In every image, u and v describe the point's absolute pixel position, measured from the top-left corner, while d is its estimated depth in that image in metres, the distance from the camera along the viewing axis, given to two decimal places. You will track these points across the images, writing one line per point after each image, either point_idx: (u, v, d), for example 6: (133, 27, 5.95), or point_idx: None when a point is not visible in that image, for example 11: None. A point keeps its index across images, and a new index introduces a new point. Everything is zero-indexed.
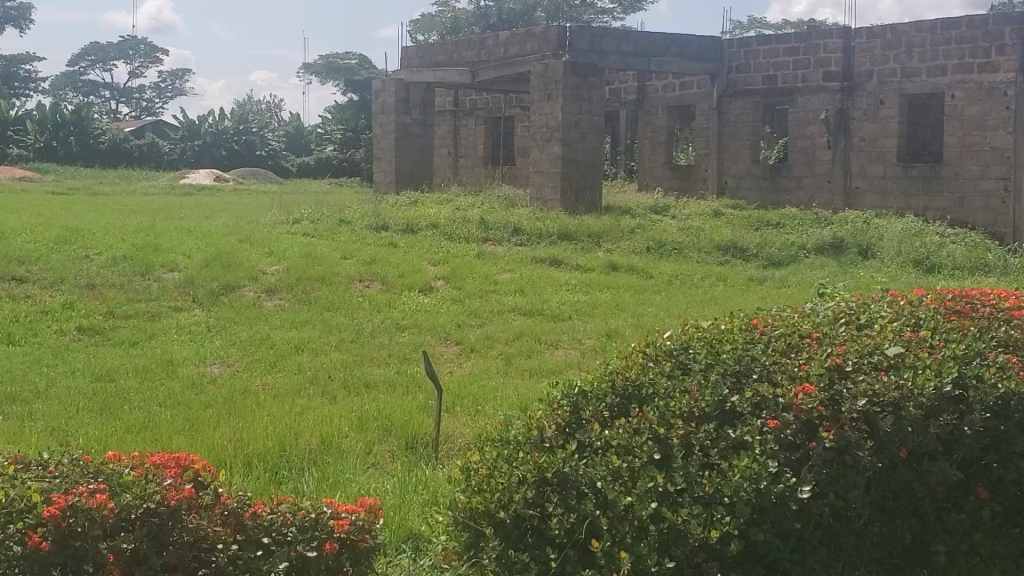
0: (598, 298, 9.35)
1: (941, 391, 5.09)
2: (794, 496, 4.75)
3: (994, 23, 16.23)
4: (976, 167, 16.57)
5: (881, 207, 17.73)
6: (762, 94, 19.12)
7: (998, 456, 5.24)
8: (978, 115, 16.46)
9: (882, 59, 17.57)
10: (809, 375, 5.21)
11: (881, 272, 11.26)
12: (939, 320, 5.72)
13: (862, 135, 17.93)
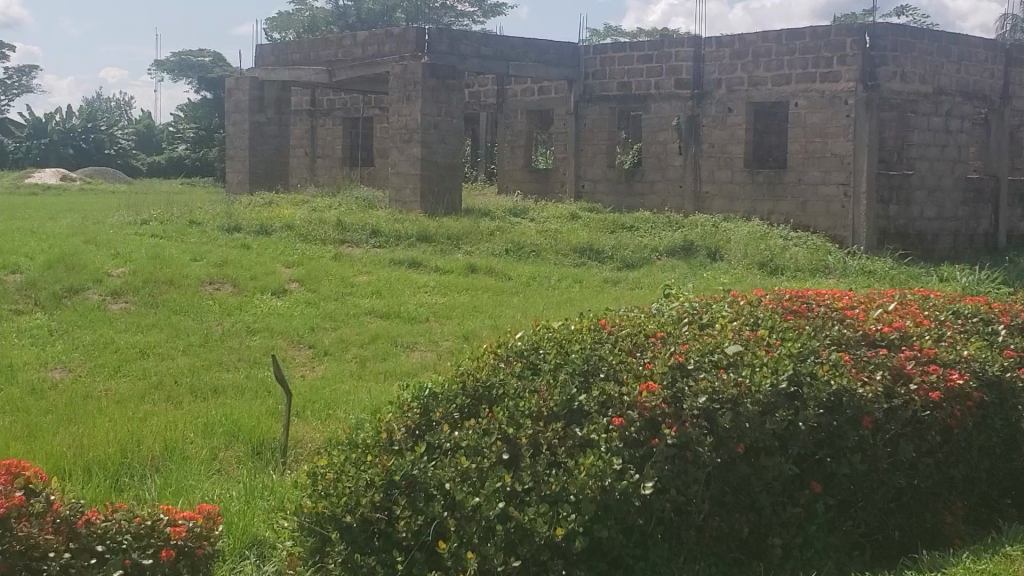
0: (455, 300, 9.41)
1: (777, 388, 5.29)
2: (636, 492, 4.84)
3: (836, 33, 15.56)
4: (817, 172, 15.89)
5: (729, 212, 16.95)
6: (617, 100, 18.14)
7: (831, 451, 5.32)
8: (820, 123, 15.82)
9: (731, 68, 16.85)
10: (653, 374, 5.34)
11: (728, 274, 11.62)
12: (776, 320, 5.91)
13: (711, 141, 17.14)
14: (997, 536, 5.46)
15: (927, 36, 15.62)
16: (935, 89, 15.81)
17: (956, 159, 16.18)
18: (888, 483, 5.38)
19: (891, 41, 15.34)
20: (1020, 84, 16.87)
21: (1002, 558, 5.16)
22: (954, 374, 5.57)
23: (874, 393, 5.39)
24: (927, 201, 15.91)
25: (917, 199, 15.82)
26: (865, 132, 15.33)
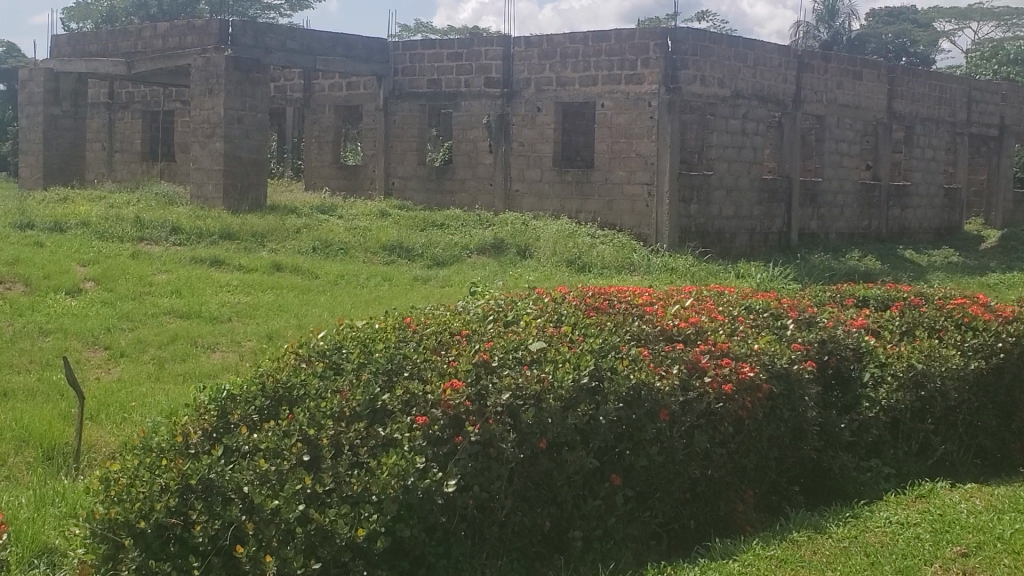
0: (259, 299, 9.21)
1: (578, 383, 5.37)
2: (440, 490, 4.82)
3: (640, 36, 15.55)
4: (622, 172, 15.82)
5: (538, 210, 16.61)
6: (427, 97, 17.51)
7: (630, 444, 5.42)
8: (625, 124, 15.74)
9: (539, 68, 16.51)
10: (458, 372, 5.34)
11: (536, 271, 11.74)
12: (579, 316, 6.02)
13: (520, 140, 16.74)
14: (786, 522, 5.66)
15: (725, 41, 15.91)
16: (733, 92, 16.07)
17: (753, 161, 16.52)
18: (684, 474, 5.52)
19: (692, 45, 15.52)
20: (812, 89, 17.35)
21: (789, 543, 5.38)
22: (745, 367, 5.73)
23: (671, 386, 5.52)
24: (726, 200, 16.22)
25: (716, 199, 16.08)
26: (669, 132, 15.42)
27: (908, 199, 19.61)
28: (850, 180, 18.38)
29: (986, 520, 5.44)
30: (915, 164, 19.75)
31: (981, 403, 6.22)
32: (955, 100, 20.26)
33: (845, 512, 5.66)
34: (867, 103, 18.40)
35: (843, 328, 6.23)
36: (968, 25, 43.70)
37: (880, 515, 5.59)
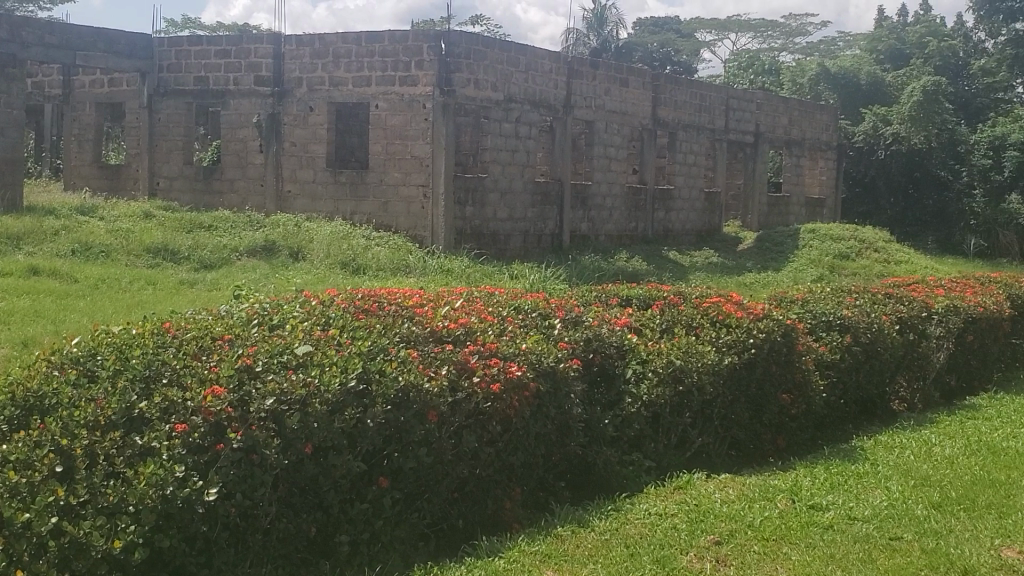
0: (11, 304, 8.70)
1: (345, 386, 5.15)
2: (200, 498, 4.48)
3: (414, 38, 15.15)
4: (397, 174, 15.39)
5: (311, 211, 15.94)
6: (193, 95, 16.63)
7: (398, 446, 5.26)
8: (399, 126, 15.33)
9: (311, 67, 15.87)
10: (219, 378, 5.01)
11: (310, 274, 11.58)
12: (347, 319, 5.93)
13: (293, 140, 16.04)
14: (551, 517, 5.77)
15: (498, 46, 15.84)
16: (506, 96, 16.06)
17: (526, 164, 16.60)
18: (452, 474, 5.46)
19: (465, 49, 15.30)
20: (581, 96, 17.73)
21: (553, 538, 5.48)
22: (513, 366, 5.71)
23: (440, 387, 5.41)
24: (501, 203, 16.20)
25: (491, 201, 16.03)
26: (443, 135, 15.11)
27: (672, 202, 20.46)
28: (617, 184, 18.86)
29: (738, 509, 5.71)
30: (679, 168, 20.59)
31: (734, 396, 6.36)
32: (714, 107, 21.24)
33: (607, 505, 5.82)
34: (632, 110, 19.01)
35: (608, 327, 6.33)
36: (727, 36, 46.43)
37: (640, 507, 5.78)
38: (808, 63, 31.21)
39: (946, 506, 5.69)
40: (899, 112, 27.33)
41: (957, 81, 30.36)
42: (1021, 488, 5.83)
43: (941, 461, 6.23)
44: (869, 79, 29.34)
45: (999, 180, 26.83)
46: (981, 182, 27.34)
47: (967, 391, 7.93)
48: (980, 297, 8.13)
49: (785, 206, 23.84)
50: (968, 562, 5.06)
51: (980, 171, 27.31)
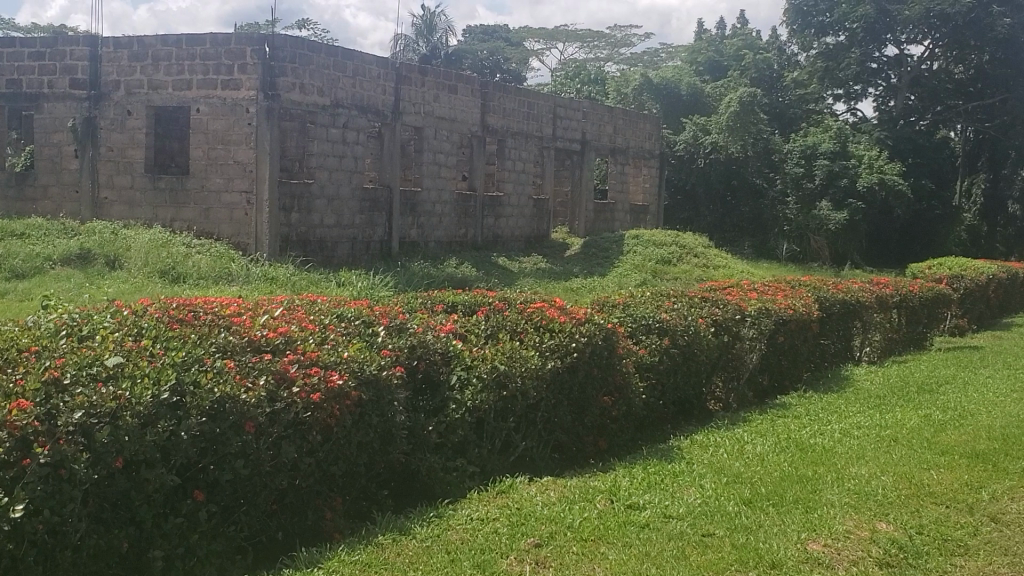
0: None
1: (159, 399, 4.70)
2: (5, 516, 4.00)
3: (236, 41, 14.84)
4: (220, 179, 15.01)
5: (129, 218, 15.44)
6: (5, 98, 15.94)
7: (214, 458, 4.90)
8: (221, 130, 14.95)
9: (129, 70, 15.37)
10: (24, 392, 4.46)
11: (127, 283, 11.23)
12: (161, 329, 5.75)
13: (110, 145, 15.49)
14: (372, 526, 5.66)
15: (325, 50, 15.61)
16: (333, 101, 15.88)
17: (354, 169, 16.48)
18: (271, 485, 5.16)
19: (290, 53, 15.07)
20: (409, 101, 17.67)
21: (374, 547, 5.36)
22: (334, 375, 5.46)
23: (258, 397, 5.05)
24: (327, 209, 16.03)
25: (318, 207, 15.85)
26: (268, 139, 14.81)
27: (502, 209, 20.62)
28: (447, 190, 18.91)
29: (558, 511, 5.78)
30: (508, 174, 20.75)
31: (557, 400, 6.43)
32: (542, 115, 21.54)
33: (430, 513, 5.77)
34: (462, 116, 19.08)
35: (432, 334, 6.25)
36: (554, 45, 48.27)
37: (462, 513, 5.76)
38: (631, 73, 32.24)
39: (756, 501, 5.90)
40: (718, 123, 28.87)
41: (771, 93, 32.33)
42: (826, 483, 6.09)
43: (753, 458, 6.46)
44: (689, 89, 30.94)
45: (811, 187, 28.15)
46: (794, 190, 28.54)
47: (778, 390, 8.25)
48: (791, 300, 8.43)
49: (610, 212, 24.34)
50: (776, 556, 5.23)
51: (792, 179, 28.47)
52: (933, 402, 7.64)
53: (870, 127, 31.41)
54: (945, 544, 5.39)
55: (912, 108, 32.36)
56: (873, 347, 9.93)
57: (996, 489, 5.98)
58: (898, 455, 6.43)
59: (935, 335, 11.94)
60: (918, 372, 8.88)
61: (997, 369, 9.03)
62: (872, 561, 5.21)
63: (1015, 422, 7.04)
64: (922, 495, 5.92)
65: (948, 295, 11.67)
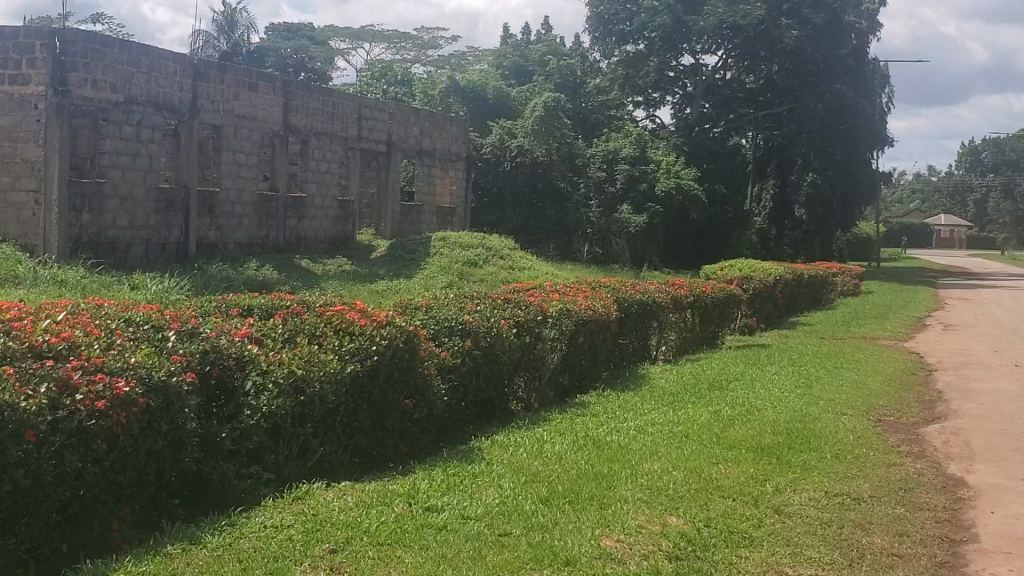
0: None
1: None
2: None
3: (24, 35, 14.18)
4: (6, 178, 14.25)
5: None
6: None
7: None
8: (9, 127, 14.19)
9: None
10: None
11: None
12: None
13: None
14: (160, 536, 5.32)
15: (117, 45, 15.14)
16: (126, 98, 15.39)
17: (148, 168, 15.97)
18: (55, 495, 4.72)
19: (82, 48, 14.56)
20: (207, 99, 17.31)
21: (163, 557, 5.02)
22: (121, 381, 5.08)
23: (39, 406, 4.62)
24: (120, 209, 15.50)
25: (109, 207, 15.32)
26: (58, 138, 14.10)
27: (304, 210, 20.29)
28: (247, 190, 18.50)
29: (355, 516, 5.67)
30: (311, 175, 20.43)
31: (357, 405, 6.36)
32: (345, 115, 21.37)
33: (222, 520, 5.52)
34: (261, 115, 18.76)
35: (226, 338, 6.02)
36: (360, 45, 48.51)
37: (255, 520, 5.54)
38: (437, 75, 32.03)
39: (553, 500, 5.99)
40: (523, 127, 29.03)
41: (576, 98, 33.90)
42: (621, 479, 6.24)
43: (551, 457, 6.55)
44: (495, 93, 31.13)
45: (613, 191, 30.33)
46: (597, 194, 30.46)
47: (578, 389, 8.44)
48: (590, 300, 8.61)
49: (416, 214, 24.40)
50: (570, 553, 5.29)
51: (596, 183, 30.51)
52: (724, 398, 7.93)
53: (667, 133, 34.35)
54: (731, 537, 5.59)
55: (707, 116, 34.42)
56: (669, 345, 10.26)
57: (779, 481, 6.23)
58: (689, 450, 6.64)
59: (726, 333, 12.44)
60: (711, 369, 9.23)
61: (782, 366, 9.47)
62: (663, 555, 5.32)
63: (798, 416, 7.38)
64: (710, 489, 6.12)
65: (738, 295, 12.20)
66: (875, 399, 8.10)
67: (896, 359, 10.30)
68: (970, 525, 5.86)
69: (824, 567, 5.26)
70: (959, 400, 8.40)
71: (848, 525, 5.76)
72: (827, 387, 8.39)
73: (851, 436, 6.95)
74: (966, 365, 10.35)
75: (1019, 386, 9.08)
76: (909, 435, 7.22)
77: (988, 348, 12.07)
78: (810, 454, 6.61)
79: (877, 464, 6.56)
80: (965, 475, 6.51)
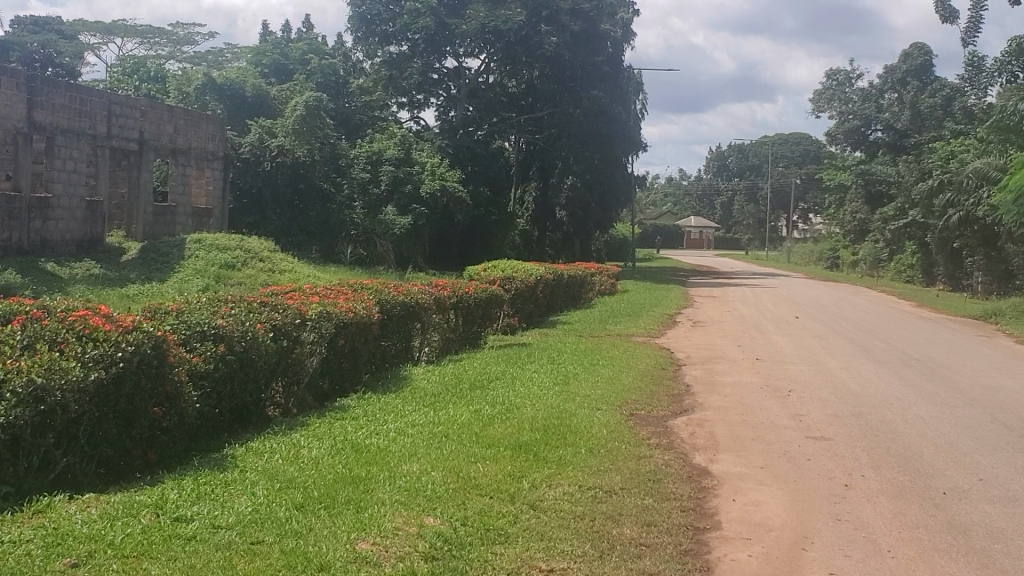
0: None
1: None
2: None
3: None
4: None
5: None
6: None
7: None
8: None
9: None
10: None
11: None
12: None
13: None
14: None
15: None
16: None
17: None
18: None
19: None
20: None
21: None
22: None
23: None
24: None
25: None
26: None
27: (49, 211, 19.24)
28: None
29: (98, 528, 5.31)
30: (57, 175, 19.42)
31: (101, 414, 5.96)
32: (95, 113, 20.48)
33: None
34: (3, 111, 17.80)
35: None
36: (113, 40, 46.82)
37: None
38: (192, 73, 31.06)
39: (307, 505, 5.84)
40: (284, 127, 28.50)
41: (338, 99, 34.19)
42: (378, 482, 6.14)
43: (307, 462, 6.43)
44: (253, 91, 30.58)
45: (377, 192, 30.07)
46: (361, 194, 30.16)
47: (338, 393, 8.35)
48: (351, 303, 8.51)
49: (170, 216, 23.67)
50: (324, 558, 5.09)
51: (359, 183, 30.18)
52: (484, 397, 8.02)
53: (431, 135, 34.55)
54: (487, 535, 5.56)
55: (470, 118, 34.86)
56: (432, 346, 10.38)
57: (536, 477, 6.29)
58: (448, 450, 6.63)
59: (489, 332, 12.66)
60: (472, 369, 9.34)
61: (542, 363, 9.69)
62: (418, 555, 5.22)
63: (555, 413, 7.55)
64: (468, 487, 6.10)
65: (501, 295, 12.46)
66: (628, 394, 8.39)
67: (649, 355, 10.73)
68: (712, 513, 6.11)
69: (575, 561, 5.32)
70: (705, 393, 8.81)
71: (600, 518, 5.87)
72: (583, 383, 8.63)
73: (604, 431, 7.15)
74: (712, 359, 10.87)
75: (759, 378, 9.61)
76: (658, 428, 7.52)
77: (731, 343, 12.75)
78: (565, 450, 6.73)
79: (628, 457, 6.76)
80: (710, 464, 6.82)
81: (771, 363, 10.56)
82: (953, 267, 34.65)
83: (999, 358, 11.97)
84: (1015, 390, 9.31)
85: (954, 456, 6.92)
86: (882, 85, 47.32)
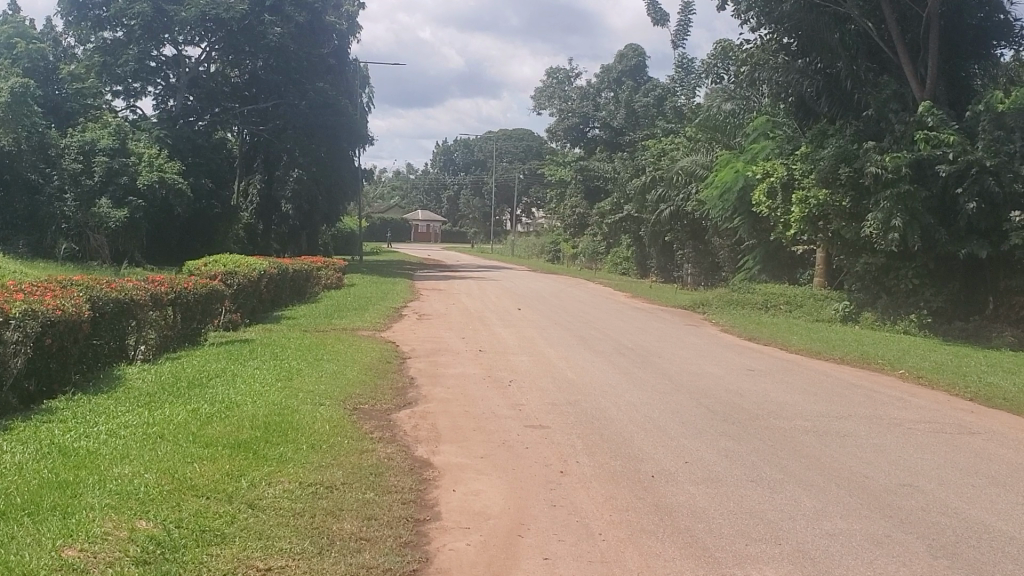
0: None
1: None
2: None
3: None
4: None
5: None
6: None
7: None
8: None
9: None
10: None
11: None
12: None
13: None
14: None
15: None
16: None
17: None
18: None
19: None
20: None
21: None
22: None
23: None
24: None
25: None
26: None
27: None
28: None
29: None
30: None
31: None
32: None
33: None
34: None
35: None
36: None
37: None
38: None
39: (9, 514, 5.35)
40: None
41: (45, 84, 30.58)
42: (86, 486, 5.82)
43: (9, 468, 6.06)
44: None
45: (89, 184, 28.51)
46: (72, 186, 28.43)
47: (44, 394, 7.96)
48: (59, 300, 8.05)
49: None
50: (24, 567, 4.60)
51: (70, 175, 28.35)
52: (204, 396, 7.89)
53: (147, 124, 32.49)
54: (203, 536, 5.28)
55: (191, 109, 34.56)
56: (148, 344, 10.05)
57: (254, 476, 6.16)
58: (163, 451, 6.44)
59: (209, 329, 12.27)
60: (190, 367, 9.11)
61: (263, 359, 9.59)
62: (128, 560, 4.85)
63: (277, 410, 7.53)
64: (184, 489, 5.87)
65: (220, 290, 12.18)
66: (352, 388, 8.48)
67: (374, 349, 10.78)
68: (431, 504, 6.18)
69: (292, 558, 5.11)
70: (429, 385, 8.97)
71: (320, 513, 5.75)
72: (306, 379, 8.64)
73: (324, 427, 7.19)
74: (435, 352, 11.01)
75: (482, 369, 9.87)
76: (381, 422, 7.67)
77: (457, 335, 12.98)
78: (286, 446, 6.69)
79: (350, 452, 6.80)
80: (432, 456, 6.99)
81: (493, 354, 10.85)
82: (664, 260, 36.63)
83: (701, 344, 12.90)
84: (715, 375, 9.98)
85: (662, 440, 7.38)
86: (598, 84, 51.20)
